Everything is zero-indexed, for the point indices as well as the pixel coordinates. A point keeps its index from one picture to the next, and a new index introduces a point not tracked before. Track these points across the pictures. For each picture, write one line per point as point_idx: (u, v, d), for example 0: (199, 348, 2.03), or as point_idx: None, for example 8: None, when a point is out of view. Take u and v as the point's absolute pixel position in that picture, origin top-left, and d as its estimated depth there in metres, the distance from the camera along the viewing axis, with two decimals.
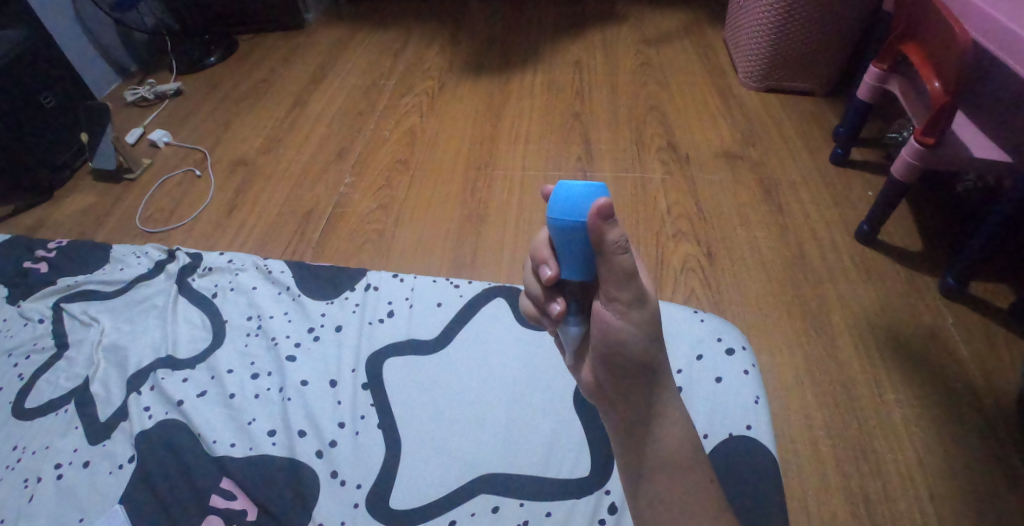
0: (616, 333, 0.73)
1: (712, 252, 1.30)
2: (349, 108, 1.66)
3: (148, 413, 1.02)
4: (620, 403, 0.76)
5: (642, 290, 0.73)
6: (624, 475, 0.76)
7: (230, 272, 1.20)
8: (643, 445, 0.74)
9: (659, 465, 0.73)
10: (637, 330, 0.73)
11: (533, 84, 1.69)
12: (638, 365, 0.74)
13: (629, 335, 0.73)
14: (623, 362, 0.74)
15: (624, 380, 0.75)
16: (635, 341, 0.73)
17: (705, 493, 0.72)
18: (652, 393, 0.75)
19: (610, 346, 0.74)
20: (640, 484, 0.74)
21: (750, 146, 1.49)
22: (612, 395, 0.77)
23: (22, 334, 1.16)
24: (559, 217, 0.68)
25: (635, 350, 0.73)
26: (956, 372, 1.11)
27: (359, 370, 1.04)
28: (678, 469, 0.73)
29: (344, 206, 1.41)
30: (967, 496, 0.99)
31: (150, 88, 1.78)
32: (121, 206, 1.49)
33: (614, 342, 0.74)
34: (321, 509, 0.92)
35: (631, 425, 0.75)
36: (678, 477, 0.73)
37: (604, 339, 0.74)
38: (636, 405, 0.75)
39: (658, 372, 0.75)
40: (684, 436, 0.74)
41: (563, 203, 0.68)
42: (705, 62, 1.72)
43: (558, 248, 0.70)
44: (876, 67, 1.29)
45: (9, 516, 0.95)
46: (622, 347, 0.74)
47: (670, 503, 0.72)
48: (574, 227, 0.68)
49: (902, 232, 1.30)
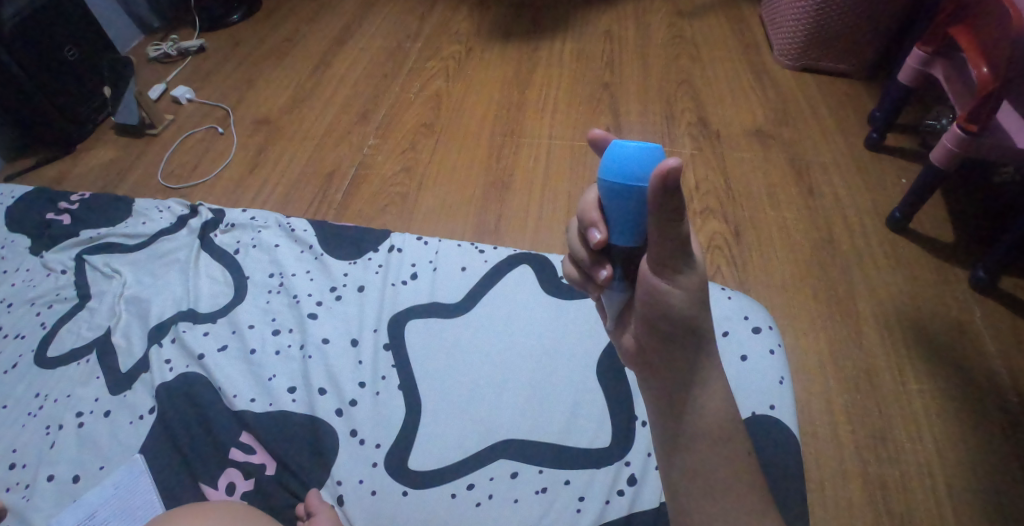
0: (662, 296, 0.71)
1: (739, 231, 1.27)
2: (374, 69, 1.64)
3: (169, 366, 1.02)
4: (662, 367, 0.75)
5: (690, 256, 0.70)
6: (660, 441, 0.76)
7: (253, 229, 1.20)
8: (682, 413, 0.73)
9: (695, 434, 0.72)
10: (684, 294, 0.71)
11: (562, 52, 1.65)
12: (683, 330, 0.72)
13: (676, 299, 0.71)
14: (667, 327, 0.73)
15: (668, 345, 0.74)
16: (681, 306, 0.71)
17: (738, 470, 0.71)
18: (696, 360, 0.73)
19: (653, 309, 0.72)
20: (676, 452, 0.73)
21: (782, 125, 1.45)
22: (654, 358, 0.75)
23: (45, 284, 1.16)
24: (611, 177, 0.66)
25: (680, 315, 0.72)
26: (981, 365, 1.09)
27: (381, 330, 1.04)
28: (717, 440, 0.72)
29: (367, 167, 1.40)
30: (986, 490, 0.98)
31: (172, 44, 1.76)
32: (142, 162, 1.48)
33: (660, 306, 0.72)
34: (340, 466, 0.93)
35: (673, 392, 0.74)
36: (718, 449, 0.71)
37: (649, 302, 0.73)
38: (677, 372, 0.74)
39: (704, 337, 0.73)
40: (724, 407, 0.72)
41: (615, 163, 0.66)
42: (739, 37, 1.67)
43: (609, 211, 0.68)
44: (920, 49, 1.24)
45: (32, 461, 0.97)
46: (667, 311, 0.72)
47: (705, 473, 0.71)
48: (626, 188, 0.66)
49: (935, 221, 1.27)
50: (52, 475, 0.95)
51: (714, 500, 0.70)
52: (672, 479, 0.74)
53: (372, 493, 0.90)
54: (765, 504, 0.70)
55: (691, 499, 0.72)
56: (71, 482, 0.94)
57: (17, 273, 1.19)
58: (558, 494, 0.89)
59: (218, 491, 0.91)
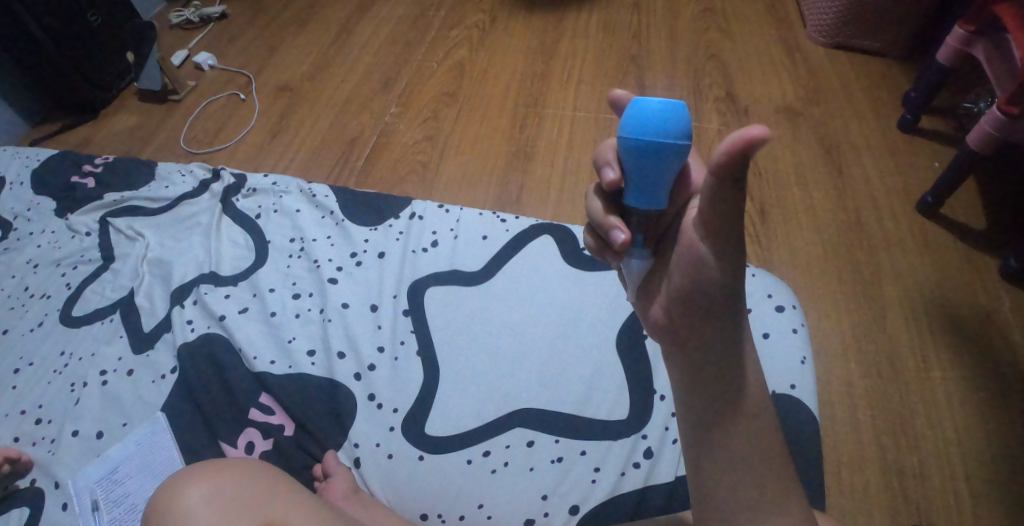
0: (703, 269, 0.67)
1: (764, 209, 1.25)
2: (396, 38, 1.62)
3: (191, 326, 1.03)
4: (693, 340, 0.70)
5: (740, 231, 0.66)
6: (684, 419, 0.71)
7: (274, 195, 1.20)
8: (711, 390, 0.69)
9: (724, 412, 0.68)
10: (727, 267, 0.66)
11: (588, 23, 1.62)
12: (721, 305, 0.68)
13: (717, 274, 0.67)
14: (704, 300, 0.68)
15: (702, 318, 0.69)
16: (724, 279, 0.67)
17: (764, 444, 0.67)
18: (730, 337, 0.69)
19: (693, 283, 0.68)
20: (702, 432, 0.69)
21: (813, 103, 1.42)
22: (684, 332, 0.71)
23: (70, 246, 1.18)
24: (633, 132, 0.65)
25: (718, 288, 0.67)
26: (1007, 355, 1.06)
27: (400, 296, 1.04)
28: (746, 417, 0.68)
29: (389, 135, 1.39)
30: (1006, 480, 0.96)
31: (195, 10, 1.75)
32: (165, 128, 1.49)
33: (700, 280, 0.68)
34: (358, 429, 0.94)
35: (704, 367, 0.69)
36: (750, 427, 0.67)
37: (689, 274, 0.68)
38: (709, 346, 0.69)
39: (740, 310, 0.69)
40: (755, 382, 0.68)
41: (640, 119, 0.64)
42: (771, 11, 1.63)
43: (641, 175, 0.66)
44: (961, 28, 1.21)
45: (57, 417, 0.99)
46: (709, 284, 0.67)
47: (733, 451, 0.67)
48: (665, 147, 0.64)
49: (967, 206, 1.23)
50: (77, 431, 0.97)
51: (742, 480, 0.67)
52: (695, 458, 0.70)
53: (389, 456, 0.91)
54: (789, 480, 0.67)
55: (715, 480, 0.68)
56: (95, 438, 0.96)
57: (42, 234, 1.20)
58: (573, 464, 0.89)
59: (237, 450, 0.93)
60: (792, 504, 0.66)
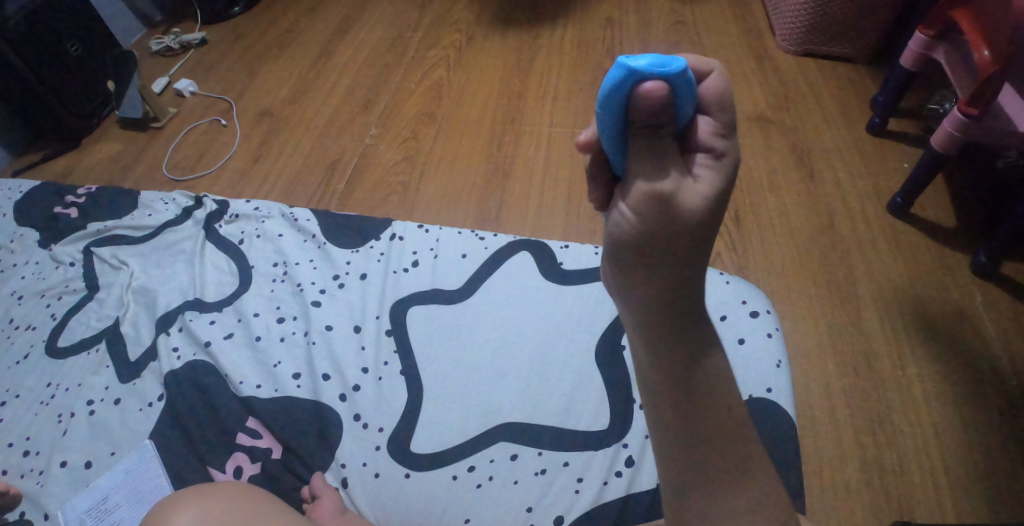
0: (632, 226, 0.65)
1: (739, 217, 1.28)
2: (374, 60, 1.65)
3: (176, 354, 1.04)
4: (654, 311, 0.68)
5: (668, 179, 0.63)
6: (655, 406, 0.69)
7: (257, 220, 1.22)
8: (664, 354, 0.68)
9: (682, 377, 0.67)
10: (668, 213, 0.63)
11: (563, 40, 1.65)
12: (664, 256, 0.65)
13: (648, 227, 0.64)
14: (645, 254, 0.66)
15: (655, 273, 0.66)
16: (685, 229, 0.64)
17: (728, 433, 0.67)
18: (682, 296, 0.67)
19: (627, 241, 0.66)
20: (674, 416, 0.68)
21: (784, 110, 1.45)
22: (641, 301, 0.68)
23: (55, 276, 1.18)
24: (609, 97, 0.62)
25: (663, 238, 0.64)
26: (980, 349, 1.09)
27: (383, 316, 1.06)
28: (702, 387, 0.68)
29: (369, 157, 1.41)
30: (982, 473, 0.98)
31: (175, 38, 1.76)
32: (147, 156, 1.50)
33: (633, 234, 0.65)
34: (344, 449, 0.95)
35: (673, 344, 0.67)
36: (722, 413, 0.67)
37: (619, 227, 0.66)
38: (660, 312, 0.67)
39: (688, 266, 0.66)
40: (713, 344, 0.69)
41: (619, 81, 0.61)
42: (741, 22, 1.66)
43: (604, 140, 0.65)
44: (921, 32, 1.24)
45: (44, 449, 0.99)
46: (641, 236, 0.65)
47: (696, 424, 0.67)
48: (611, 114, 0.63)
49: (936, 205, 1.26)
50: (64, 462, 0.97)
51: (711, 471, 0.67)
52: (662, 447, 0.69)
53: (375, 475, 0.92)
54: (761, 471, 0.67)
55: (686, 477, 0.68)
56: (83, 468, 0.96)
57: (27, 265, 1.21)
58: (557, 477, 0.90)
59: (225, 475, 0.94)
60: (767, 496, 0.66)
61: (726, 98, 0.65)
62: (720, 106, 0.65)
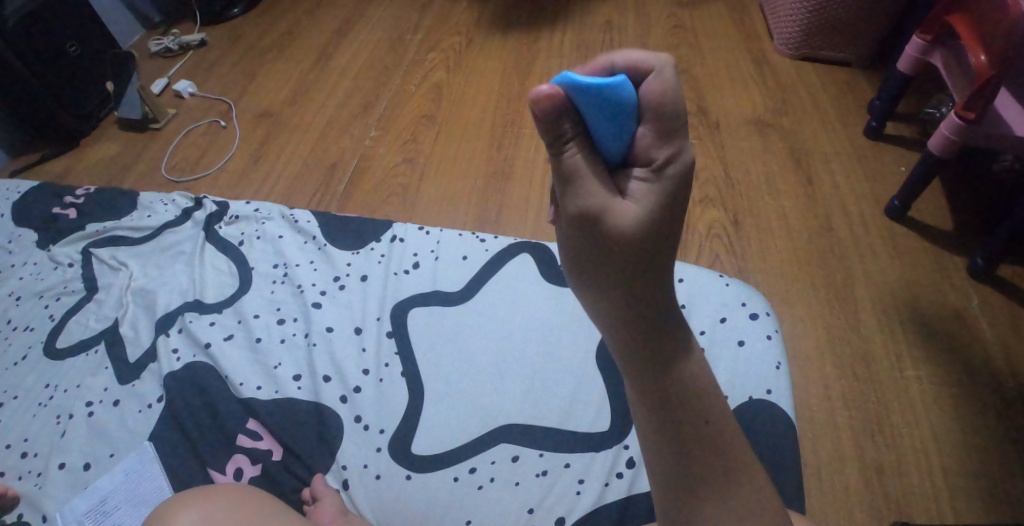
0: (571, 238, 0.68)
1: (738, 219, 1.29)
2: (373, 63, 1.65)
3: (176, 355, 1.04)
4: (618, 323, 0.69)
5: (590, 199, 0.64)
6: (635, 414, 0.71)
7: (257, 221, 1.21)
8: (639, 362, 0.69)
9: (657, 382, 0.68)
10: (599, 229, 0.65)
11: (562, 43, 1.65)
12: (609, 265, 0.67)
13: (586, 239, 0.66)
14: (590, 264, 0.68)
15: (610, 281, 0.68)
16: (622, 243, 0.65)
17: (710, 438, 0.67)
18: (637, 302, 0.67)
19: (574, 252, 0.69)
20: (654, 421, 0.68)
21: (782, 113, 1.46)
22: (603, 311, 0.70)
23: (53, 277, 1.18)
24: None
25: (603, 250, 0.66)
26: (976, 351, 1.10)
27: (384, 318, 1.06)
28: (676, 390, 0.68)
29: (368, 159, 1.42)
30: (980, 475, 0.99)
31: (174, 38, 1.76)
32: (146, 157, 1.50)
33: (576, 246, 0.68)
34: (344, 451, 0.95)
35: (644, 353, 0.68)
36: (698, 419, 0.68)
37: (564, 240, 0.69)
38: (622, 321, 0.68)
39: (637, 274, 0.66)
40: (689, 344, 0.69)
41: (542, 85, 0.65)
42: (739, 26, 1.67)
43: None
44: (919, 37, 1.24)
45: (43, 450, 0.99)
46: (582, 248, 0.67)
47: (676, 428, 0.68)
48: None
49: (934, 209, 1.27)
50: (63, 463, 0.97)
51: (700, 475, 0.67)
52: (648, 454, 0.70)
53: (375, 477, 0.93)
54: (749, 471, 0.68)
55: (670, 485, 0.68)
56: (81, 470, 0.96)
57: (24, 266, 1.21)
58: (559, 477, 0.91)
59: (226, 476, 0.93)
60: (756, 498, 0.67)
61: (668, 105, 0.62)
62: (660, 115, 0.63)
